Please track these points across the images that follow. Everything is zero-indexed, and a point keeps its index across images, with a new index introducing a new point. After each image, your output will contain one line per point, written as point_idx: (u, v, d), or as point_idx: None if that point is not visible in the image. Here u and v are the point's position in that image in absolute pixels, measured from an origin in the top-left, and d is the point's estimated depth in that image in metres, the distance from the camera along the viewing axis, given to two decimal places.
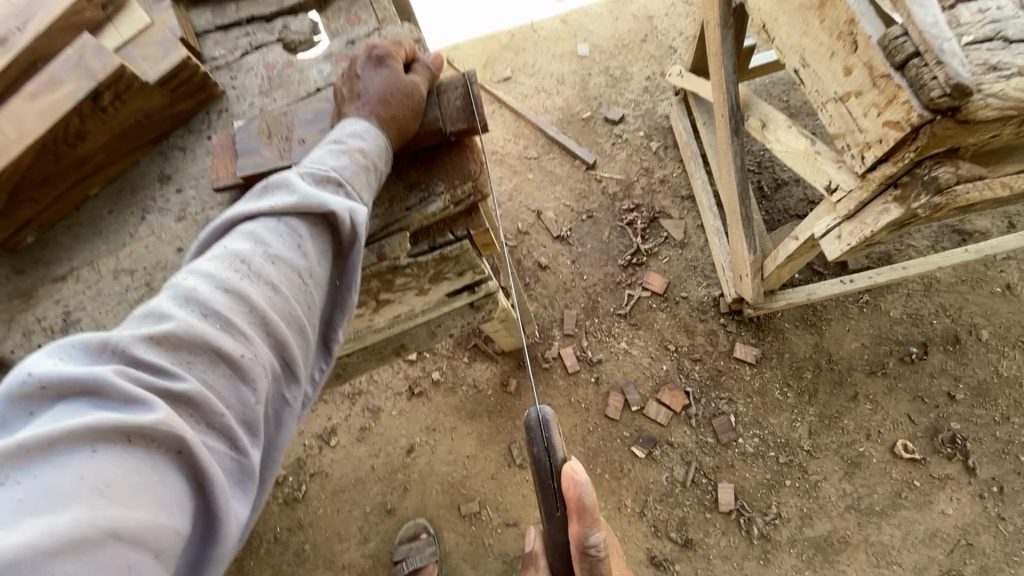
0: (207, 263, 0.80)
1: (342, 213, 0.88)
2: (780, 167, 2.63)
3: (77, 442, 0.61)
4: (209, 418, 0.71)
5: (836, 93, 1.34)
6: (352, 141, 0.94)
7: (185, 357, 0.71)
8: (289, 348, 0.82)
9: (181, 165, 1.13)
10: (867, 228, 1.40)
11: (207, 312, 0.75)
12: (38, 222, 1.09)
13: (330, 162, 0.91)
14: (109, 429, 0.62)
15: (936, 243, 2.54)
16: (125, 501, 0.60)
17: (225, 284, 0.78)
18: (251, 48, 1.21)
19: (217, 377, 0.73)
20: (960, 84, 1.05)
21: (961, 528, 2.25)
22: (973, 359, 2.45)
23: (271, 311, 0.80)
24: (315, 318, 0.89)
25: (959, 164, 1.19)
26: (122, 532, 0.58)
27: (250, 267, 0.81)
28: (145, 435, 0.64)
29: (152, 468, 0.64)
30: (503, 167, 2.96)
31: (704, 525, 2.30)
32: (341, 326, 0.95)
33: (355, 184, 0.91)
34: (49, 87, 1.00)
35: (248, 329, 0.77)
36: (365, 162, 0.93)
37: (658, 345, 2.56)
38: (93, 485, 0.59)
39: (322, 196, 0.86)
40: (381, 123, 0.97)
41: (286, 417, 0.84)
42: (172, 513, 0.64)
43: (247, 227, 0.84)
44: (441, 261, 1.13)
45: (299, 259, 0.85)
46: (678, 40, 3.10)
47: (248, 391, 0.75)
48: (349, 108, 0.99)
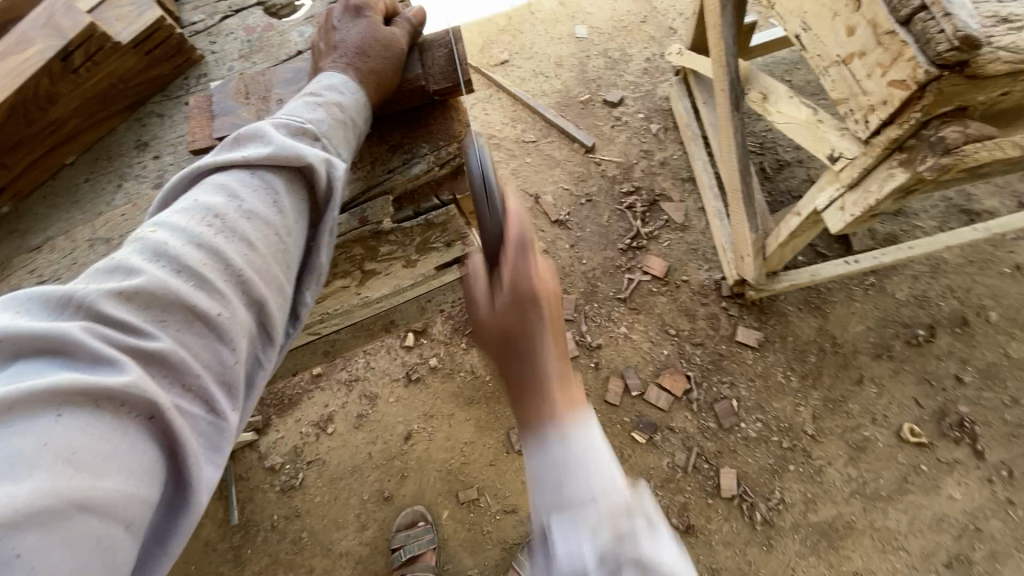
0: (178, 218, 0.75)
1: (318, 165, 0.84)
2: (783, 147, 2.58)
3: (41, 405, 0.58)
4: (182, 379, 0.68)
5: (838, 56, 1.29)
6: (328, 94, 0.90)
7: (156, 314, 0.68)
8: (268, 309, 0.79)
9: (159, 131, 1.10)
10: (871, 197, 1.35)
11: (180, 268, 0.71)
12: (13, 191, 1.06)
13: (306, 115, 0.87)
14: (77, 392, 0.60)
15: (943, 223, 2.48)
16: (93, 469, 0.58)
17: (197, 240, 0.74)
18: (231, 12, 1.18)
19: (191, 336, 0.69)
20: (969, 36, 1.00)
21: (970, 513, 2.19)
22: (982, 342, 2.40)
23: (247, 267, 0.76)
24: (294, 279, 0.85)
25: (968, 125, 1.14)
26: (88, 502, 0.56)
27: (225, 222, 0.76)
28: (115, 398, 0.61)
29: (121, 434, 0.61)
30: (500, 151, 2.92)
31: (706, 511, 2.25)
32: (319, 288, 0.91)
33: (333, 138, 0.88)
34: (16, 47, 0.95)
35: (223, 286, 0.73)
36: (343, 117, 0.90)
37: (658, 330, 2.51)
38: (59, 451, 0.56)
39: (298, 148, 0.83)
40: (359, 77, 0.93)
41: (263, 381, 0.80)
42: (144, 482, 0.62)
43: (220, 182, 0.80)
44: (426, 227, 1.09)
45: (276, 215, 0.82)
46: (678, 20, 3.05)
47: (224, 349, 0.72)
48: (326, 62, 0.95)
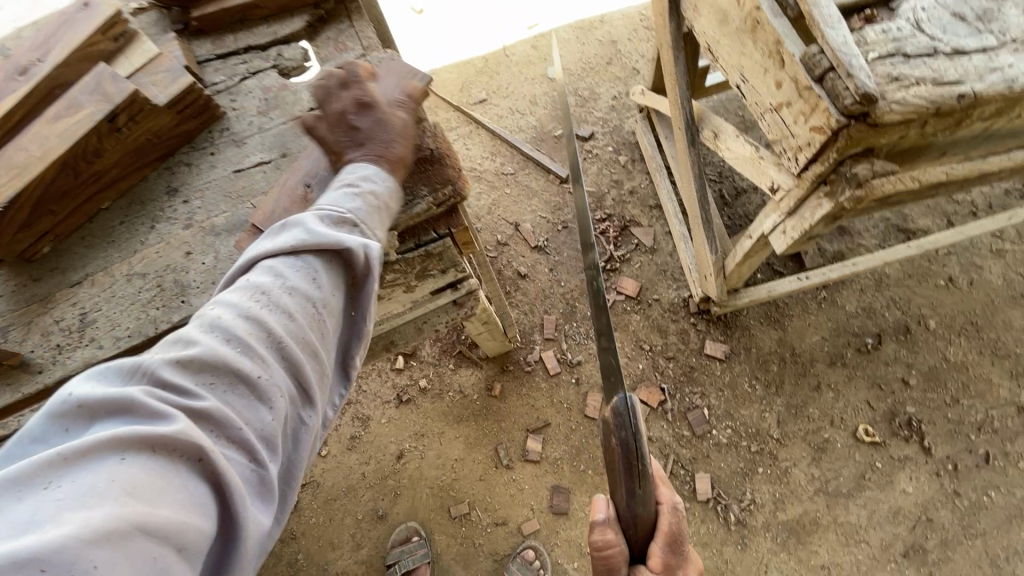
0: (232, 296, 0.90)
1: (357, 249, 0.99)
2: (739, 176, 2.83)
3: (109, 450, 0.67)
4: (228, 433, 0.78)
5: (770, 104, 1.53)
6: (365, 184, 1.05)
7: (207, 378, 0.80)
8: (302, 372, 0.91)
9: (186, 178, 1.25)
10: (806, 222, 1.57)
11: (229, 336, 0.84)
12: (54, 234, 1.18)
13: (346, 205, 1.02)
14: (137, 440, 0.68)
15: (883, 241, 2.75)
16: (152, 500, 0.65)
17: (246, 313, 0.88)
18: (249, 74, 1.35)
19: (235, 396, 0.81)
20: (867, 93, 1.23)
21: (922, 504, 2.39)
22: (924, 347, 2.64)
23: (286, 335, 0.89)
24: (326, 346, 0.98)
25: (875, 162, 1.37)
26: (147, 525, 0.63)
27: (268, 298, 0.91)
28: (168, 444, 0.70)
29: (175, 472, 0.69)
30: (481, 182, 3.12)
31: (684, 514, 2.41)
32: (347, 350, 1.07)
33: (370, 223, 1.02)
34: (68, 111, 1.10)
35: (263, 354, 0.86)
36: (377, 203, 1.05)
37: (633, 345, 2.70)
38: (124, 486, 0.64)
39: (339, 236, 0.97)
40: (388, 167, 1.10)
41: (304, 434, 0.92)
42: (195, 514, 0.69)
43: (267, 264, 0.96)
44: (425, 257, 1.26)
45: (312, 291, 0.96)
46: (641, 61, 3.33)
47: (264, 409, 0.83)
48: (354, 155, 1.10)
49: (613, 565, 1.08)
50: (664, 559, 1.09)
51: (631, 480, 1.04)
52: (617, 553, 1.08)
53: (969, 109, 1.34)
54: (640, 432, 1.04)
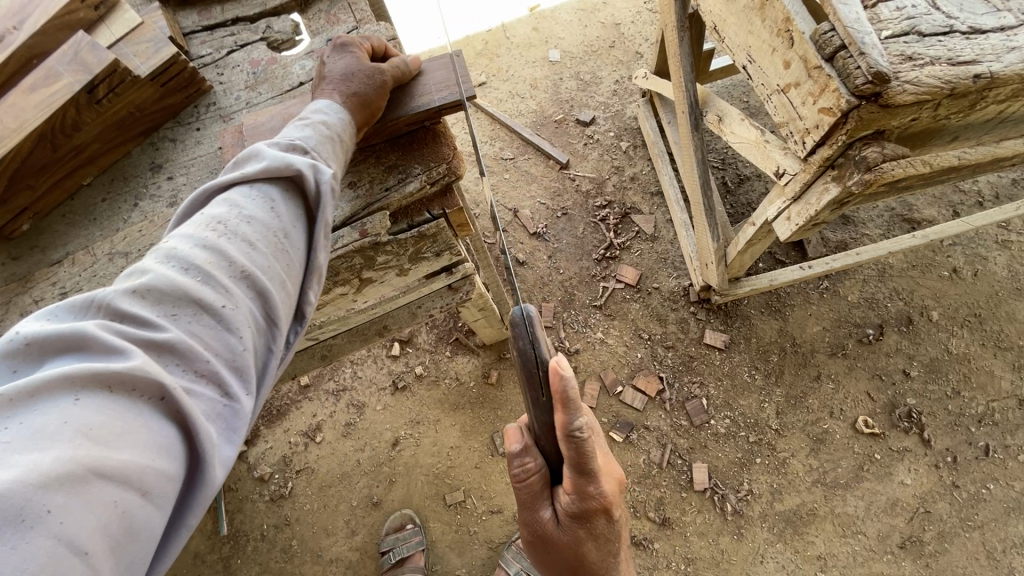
0: (189, 229, 0.84)
1: (306, 171, 0.94)
2: (742, 163, 2.78)
3: (58, 390, 0.63)
4: (193, 365, 0.73)
5: (778, 85, 1.47)
6: (315, 116, 1.01)
7: (168, 309, 0.75)
8: (271, 302, 0.85)
9: (171, 154, 1.20)
10: (811, 208, 1.53)
11: (188, 267, 0.79)
12: (33, 210, 1.15)
13: (295, 134, 0.98)
14: (88, 378, 0.64)
15: (888, 231, 2.71)
16: (109, 442, 0.62)
17: (205, 245, 0.82)
18: (236, 47, 1.29)
19: (199, 326, 0.76)
20: (880, 72, 1.18)
21: (919, 496, 2.38)
22: (925, 339, 2.61)
23: (251, 265, 0.84)
24: (296, 277, 0.93)
25: (885, 145, 1.33)
26: (104, 471, 0.60)
27: (228, 228, 0.86)
28: (124, 382, 0.66)
29: (134, 411, 0.65)
30: (480, 167, 3.06)
31: (681, 504, 2.39)
32: (319, 284, 0.98)
33: (320, 150, 0.98)
34: (45, 81, 1.05)
35: (227, 282, 0.81)
36: (329, 133, 1.01)
37: (632, 334, 2.67)
38: (76, 429, 0.61)
39: (288, 158, 0.92)
40: (343, 101, 1.05)
41: (274, 367, 0.86)
42: (160, 455, 0.65)
43: (225, 196, 0.91)
44: (419, 239, 1.20)
45: (275, 220, 0.91)
46: (645, 45, 3.26)
47: (231, 338, 0.78)
48: (318, 93, 1.08)
49: (534, 492, 1.01)
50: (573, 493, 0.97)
51: (533, 389, 0.94)
52: (536, 478, 1.01)
53: (984, 91, 1.30)
54: (540, 341, 0.92)
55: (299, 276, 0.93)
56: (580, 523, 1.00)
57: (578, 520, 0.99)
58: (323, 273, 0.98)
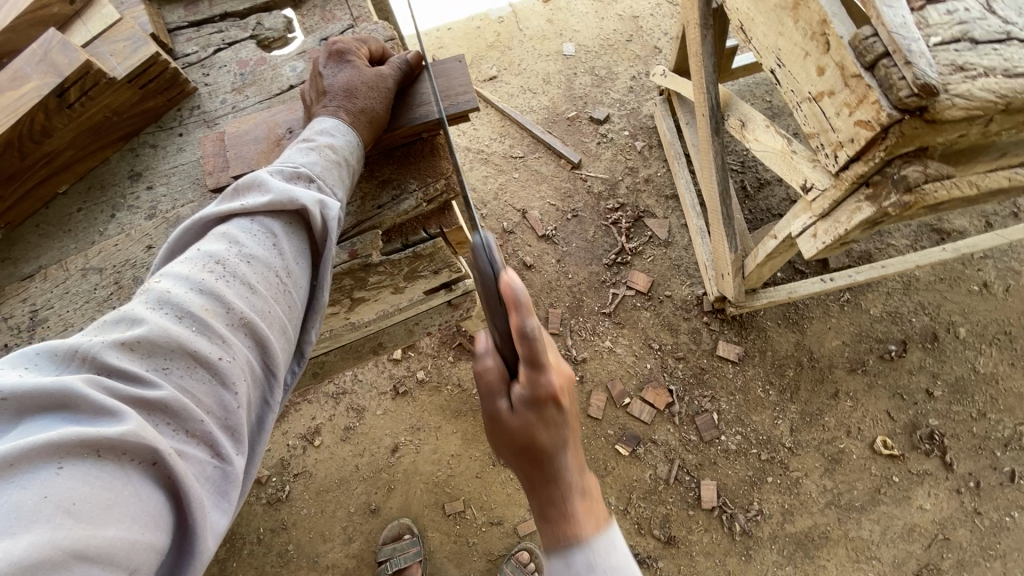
0: (182, 267, 0.76)
1: (312, 207, 0.86)
2: (763, 167, 2.65)
3: (40, 459, 0.54)
4: (186, 425, 0.65)
5: (809, 93, 1.36)
6: (321, 138, 0.93)
7: (160, 363, 0.66)
8: (270, 349, 0.77)
9: (151, 162, 1.13)
10: (841, 227, 1.41)
11: (182, 314, 0.71)
12: (6, 220, 1.08)
13: (299, 159, 0.90)
14: (75, 444, 0.56)
15: (915, 242, 2.57)
16: (93, 519, 0.54)
17: (201, 286, 0.74)
18: (224, 45, 1.21)
19: (194, 382, 0.68)
20: (927, 85, 1.07)
21: (938, 522, 2.27)
22: (951, 357, 2.49)
23: (251, 310, 0.76)
24: (296, 319, 0.85)
25: (928, 163, 1.21)
26: (87, 552, 0.52)
27: (226, 268, 0.77)
28: (115, 447, 0.58)
29: (121, 480, 0.57)
30: (488, 165, 2.96)
31: (687, 522, 2.30)
32: (318, 325, 0.92)
33: (327, 178, 0.90)
34: (12, 83, 0.97)
35: (224, 330, 0.73)
36: (336, 158, 0.93)
37: (642, 344, 2.57)
38: (58, 504, 0.53)
39: (292, 192, 0.84)
40: (350, 118, 0.97)
41: (270, 418, 0.79)
42: (149, 530, 0.57)
43: (222, 230, 0.82)
44: (414, 259, 1.12)
45: (276, 257, 0.83)
46: (663, 40, 3.12)
47: (227, 393, 0.70)
48: (318, 108, 0.99)
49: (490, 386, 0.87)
50: (525, 363, 0.80)
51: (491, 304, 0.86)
52: (493, 371, 0.88)
53: None
54: (497, 259, 0.84)
55: (299, 318, 0.86)
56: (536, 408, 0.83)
57: (534, 402, 0.82)
58: (324, 313, 0.93)
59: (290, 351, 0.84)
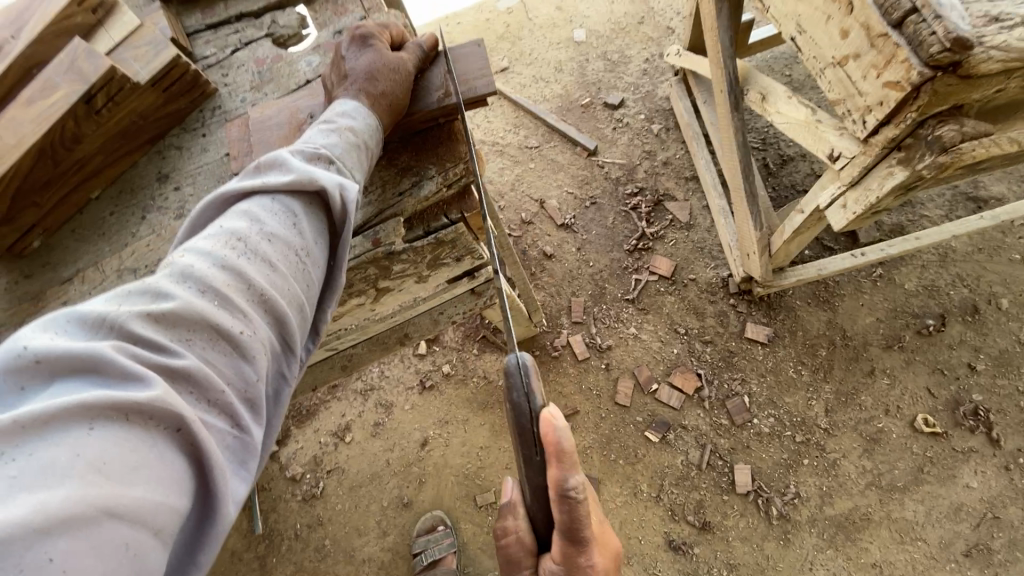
0: (204, 242, 0.78)
1: (333, 190, 0.87)
2: (785, 143, 2.59)
3: (73, 419, 0.59)
4: (209, 396, 0.69)
5: (833, 58, 1.31)
6: (341, 120, 0.94)
7: (184, 335, 0.70)
8: (288, 327, 0.80)
9: (177, 163, 1.15)
10: (872, 194, 1.37)
11: (204, 288, 0.74)
12: (43, 226, 1.11)
13: (320, 140, 0.91)
14: (106, 406, 0.60)
15: (950, 212, 2.48)
16: (122, 478, 0.58)
17: (223, 262, 0.76)
18: (241, 45, 1.22)
19: (216, 355, 0.71)
20: (960, 38, 1.01)
21: (987, 501, 2.19)
22: (993, 329, 2.39)
23: (270, 289, 0.79)
24: (313, 298, 0.87)
25: (963, 121, 1.17)
26: (117, 509, 0.56)
27: (247, 245, 0.79)
28: (143, 412, 0.62)
29: (148, 444, 0.61)
30: (504, 157, 2.95)
31: (722, 507, 2.26)
32: (334, 304, 0.93)
33: (346, 161, 0.91)
34: (43, 92, 1.01)
35: (246, 305, 0.76)
36: (356, 141, 0.93)
37: (668, 329, 2.54)
38: (89, 461, 0.57)
39: (314, 174, 0.86)
40: (370, 101, 0.97)
41: (285, 394, 0.82)
42: (171, 492, 0.61)
43: (243, 207, 0.84)
44: (437, 246, 1.13)
45: (295, 236, 0.85)
46: (676, 20, 3.07)
47: (248, 367, 0.74)
48: (338, 90, 0.99)
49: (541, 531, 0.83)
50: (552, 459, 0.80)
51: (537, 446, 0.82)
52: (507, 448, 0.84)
53: None
54: (535, 394, 0.84)
55: (316, 296, 0.88)
56: (562, 513, 0.80)
57: (562, 505, 0.80)
58: (341, 293, 0.93)
59: (306, 328, 0.86)
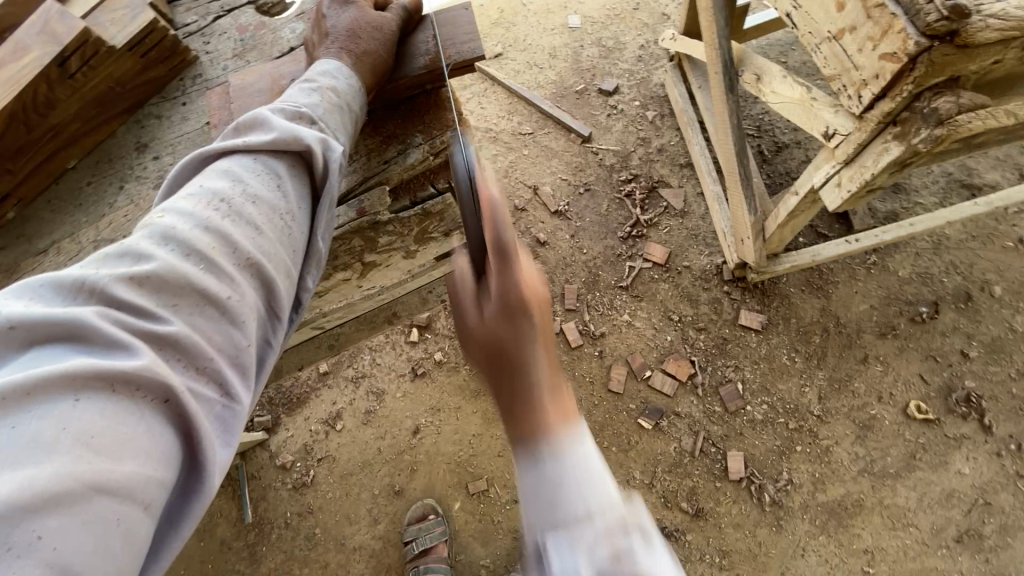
0: (185, 205, 0.75)
1: (316, 147, 0.85)
2: (780, 130, 2.57)
3: (55, 389, 0.56)
4: (195, 361, 0.66)
5: (829, 32, 1.29)
6: (323, 79, 0.91)
7: (168, 299, 0.67)
8: (274, 290, 0.78)
9: (157, 132, 1.12)
10: (867, 172, 1.35)
11: (188, 251, 0.71)
12: (18, 196, 1.08)
13: (302, 100, 0.88)
14: (90, 376, 0.58)
15: (944, 199, 2.47)
16: (110, 453, 0.56)
17: (206, 225, 0.74)
18: (223, 12, 1.19)
19: (202, 319, 0.69)
20: (958, 5, 1.00)
21: (978, 487, 2.19)
22: (986, 317, 2.39)
23: (256, 251, 0.76)
24: (299, 262, 0.85)
25: (960, 94, 1.15)
26: (107, 485, 0.54)
27: (231, 207, 0.77)
28: (129, 382, 0.59)
29: (136, 417, 0.59)
30: (497, 143, 2.92)
31: (715, 494, 2.25)
32: (320, 272, 0.90)
33: (330, 122, 0.88)
34: (14, 54, 0.97)
35: (231, 268, 0.73)
36: (338, 101, 0.91)
37: (661, 316, 2.52)
38: (76, 435, 0.54)
39: (297, 132, 0.83)
40: (352, 61, 0.94)
41: (270, 359, 0.79)
42: (160, 465, 0.59)
43: (225, 168, 0.81)
44: (424, 218, 1.11)
45: (280, 199, 0.82)
46: (671, 6, 3.05)
47: (235, 331, 0.72)
48: (320, 51, 0.96)
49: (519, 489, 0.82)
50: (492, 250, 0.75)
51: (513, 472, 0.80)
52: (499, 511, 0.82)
53: None
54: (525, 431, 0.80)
55: (302, 261, 0.86)
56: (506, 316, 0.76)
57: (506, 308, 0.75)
58: (323, 261, 0.91)
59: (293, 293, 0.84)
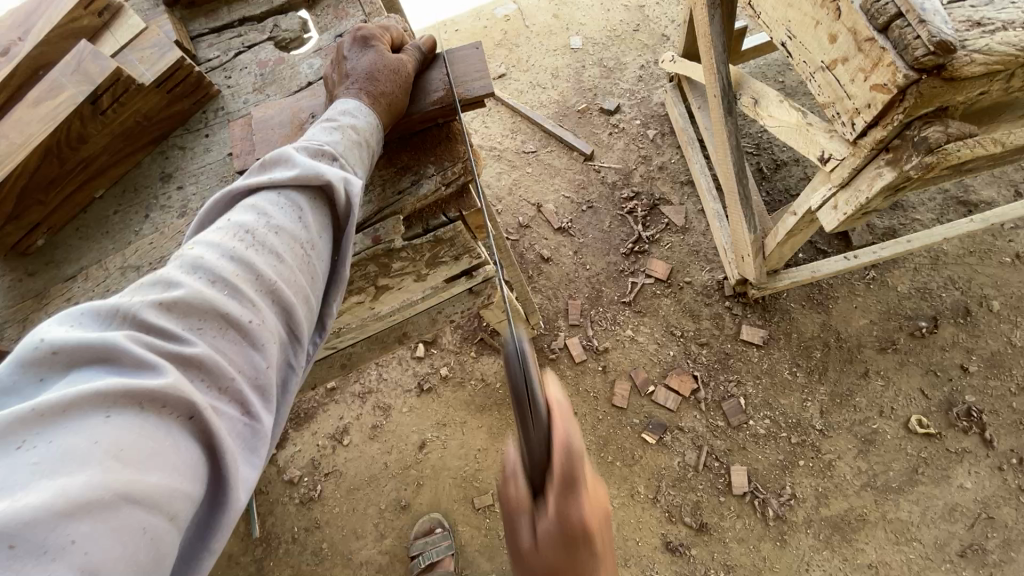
0: (213, 236, 0.80)
1: (338, 184, 0.90)
2: (778, 148, 2.63)
3: (89, 407, 0.60)
4: (219, 382, 0.70)
5: (822, 62, 1.34)
6: (343, 118, 0.96)
7: (196, 324, 0.72)
8: (295, 317, 0.82)
9: (180, 163, 1.18)
10: (862, 195, 1.40)
11: (215, 280, 0.75)
12: (47, 226, 1.13)
13: (324, 138, 0.94)
14: (121, 395, 0.62)
15: (941, 215, 2.51)
16: (139, 465, 0.59)
17: (232, 255, 0.78)
18: (244, 48, 1.26)
19: (227, 343, 0.73)
20: (943, 42, 1.05)
21: (981, 501, 2.20)
22: (985, 332, 2.42)
23: (279, 280, 0.81)
24: (317, 290, 0.89)
25: (949, 123, 1.19)
26: (136, 494, 0.57)
27: (255, 238, 0.81)
28: (157, 400, 0.63)
29: (162, 432, 0.63)
30: (501, 162, 2.98)
31: (719, 509, 2.27)
32: (338, 299, 0.95)
33: (349, 158, 0.94)
34: (49, 93, 1.03)
35: (254, 295, 0.78)
36: (357, 138, 0.96)
37: (664, 331, 2.56)
38: (107, 448, 0.58)
39: (318, 168, 0.88)
40: (370, 100, 1.00)
41: (291, 383, 0.83)
42: (185, 478, 0.63)
43: (250, 202, 0.86)
44: (435, 244, 1.16)
45: (301, 231, 0.87)
46: (671, 28, 3.13)
47: (257, 356, 0.75)
48: (340, 90, 1.02)
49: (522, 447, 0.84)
50: None
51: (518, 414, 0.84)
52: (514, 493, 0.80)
53: None
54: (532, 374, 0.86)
55: (320, 289, 0.90)
56: None
57: None
58: (344, 287, 0.95)
59: (312, 320, 0.88)
